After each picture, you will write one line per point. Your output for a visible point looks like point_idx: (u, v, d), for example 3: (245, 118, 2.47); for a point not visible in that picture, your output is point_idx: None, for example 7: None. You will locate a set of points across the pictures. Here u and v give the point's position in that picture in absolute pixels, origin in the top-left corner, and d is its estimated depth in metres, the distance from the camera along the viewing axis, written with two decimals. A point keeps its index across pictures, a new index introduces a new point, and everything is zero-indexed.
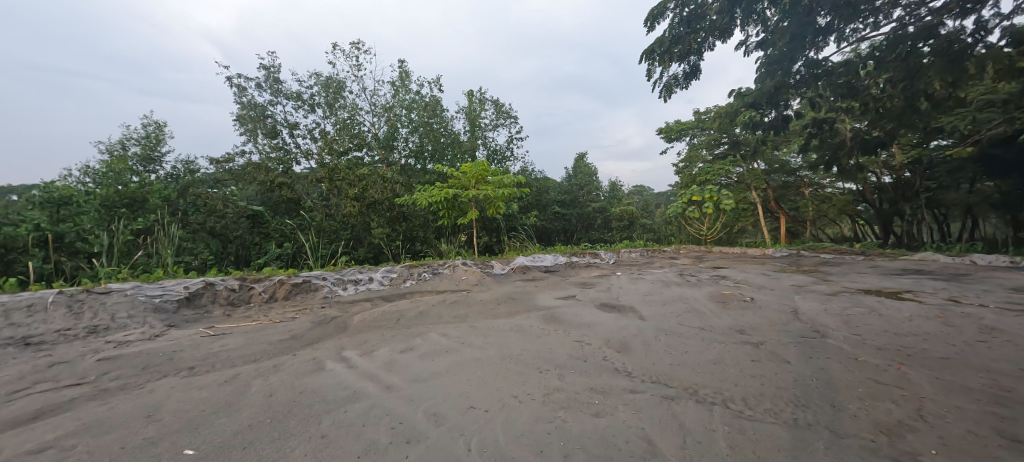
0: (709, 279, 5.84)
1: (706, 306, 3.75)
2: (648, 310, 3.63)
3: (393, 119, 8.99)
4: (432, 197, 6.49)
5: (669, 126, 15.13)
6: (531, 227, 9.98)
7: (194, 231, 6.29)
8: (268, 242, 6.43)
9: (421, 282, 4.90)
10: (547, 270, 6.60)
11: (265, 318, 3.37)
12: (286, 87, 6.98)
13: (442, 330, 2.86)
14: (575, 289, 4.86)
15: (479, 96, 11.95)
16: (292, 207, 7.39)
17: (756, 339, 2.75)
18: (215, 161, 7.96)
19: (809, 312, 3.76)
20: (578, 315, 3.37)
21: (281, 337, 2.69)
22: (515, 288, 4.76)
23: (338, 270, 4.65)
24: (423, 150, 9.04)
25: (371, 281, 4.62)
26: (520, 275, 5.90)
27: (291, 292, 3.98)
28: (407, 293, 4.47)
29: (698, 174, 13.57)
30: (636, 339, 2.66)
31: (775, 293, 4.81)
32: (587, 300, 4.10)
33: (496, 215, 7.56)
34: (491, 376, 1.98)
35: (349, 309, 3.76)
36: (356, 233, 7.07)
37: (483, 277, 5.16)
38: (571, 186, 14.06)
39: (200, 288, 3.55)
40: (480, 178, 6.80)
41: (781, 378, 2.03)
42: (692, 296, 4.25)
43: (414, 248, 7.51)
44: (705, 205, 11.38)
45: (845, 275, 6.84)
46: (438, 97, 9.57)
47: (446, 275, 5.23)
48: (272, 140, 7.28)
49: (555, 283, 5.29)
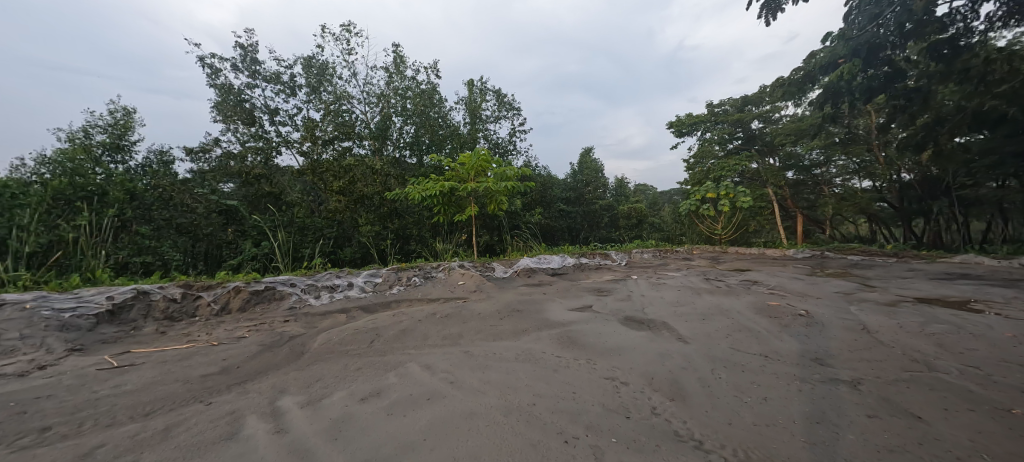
0: (740, 286, 5.11)
1: (758, 323, 3.03)
2: (687, 328, 2.91)
3: (387, 108, 8.26)
4: (426, 191, 5.78)
5: (679, 120, 14.38)
6: (535, 225, 9.26)
7: (157, 228, 5.58)
8: (241, 239, 5.72)
9: (411, 288, 4.21)
10: (554, 273, 5.88)
11: (207, 337, 2.66)
12: (265, 68, 6.22)
13: (426, 359, 2.15)
14: (590, 297, 4.16)
15: (480, 86, 11.19)
16: (272, 203, 6.67)
17: (849, 376, 2.03)
18: (191, 151, 7.22)
19: (883, 330, 3.04)
20: (601, 335, 2.66)
21: (204, 372, 1.98)
22: (519, 296, 4.05)
23: (312, 274, 3.97)
24: (419, 142, 8.31)
25: (351, 287, 3.93)
26: (524, 279, 5.20)
27: (248, 302, 3.28)
28: (392, 303, 3.77)
29: (711, 169, 12.80)
30: (689, 376, 1.95)
31: (827, 303, 4.08)
32: (607, 313, 3.39)
33: (498, 212, 6.84)
34: (489, 453, 1.27)
35: (316, 325, 3.05)
36: (342, 231, 6.38)
37: (482, 283, 4.46)
38: (576, 183, 13.26)
39: (130, 299, 2.87)
40: (481, 170, 6.09)
41: (936, 455, 1.32)
42: (734, 308, 3.53)
43: (407, 248, 6.81)
44: (722, 202, 10.65)
45: (890, 281, 6.09)
46: (436, 85, 8.85)
47: (440, 280, 4.53)
48: (250, 128, 6.43)
49: (566, 290, 4.58)
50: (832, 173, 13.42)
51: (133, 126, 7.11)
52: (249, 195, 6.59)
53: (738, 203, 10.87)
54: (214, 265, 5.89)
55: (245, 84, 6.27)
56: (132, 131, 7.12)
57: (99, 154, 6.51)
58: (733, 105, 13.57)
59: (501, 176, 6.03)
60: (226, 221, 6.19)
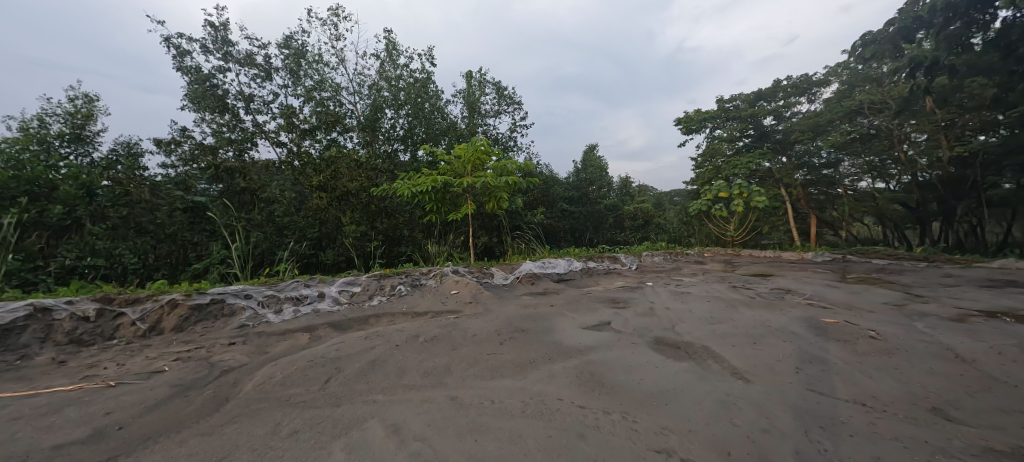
0: (773, 296, 4.47)
1: (825, 350, 2.40)
2: (738, 358, 2.28)
3: (377, 98, 7.63)
4: (417, 186, 5.13)
5: (687, 116, 13.76)
6: (538, 225, 8.62)
7: (113, 227, 4.93)
8: (208, 239, 5.05)
9: (396, 299, 3.56)
10: (561, 279, 5.24)
11: (115, 371, 2.02)
12: (239, 50, 5.59)
13: (394, 415, 1.51)
14: (606, 310, 3.52)
15: (478, 78, 10.53)
16: (249, 200, 6.02)
17: (1005, 446, 1.40)
18: (160, 143, 6.54)
19: (982, 358, 2.42)
20: (632, 369, 2.03)
21: (61, 440, 1.34)
22: (522, 309, 3.43)
23: (275, 283, 3.30)
24: (411, 135, 7.65)
25: (323, 299, 3.28)
26: (527, 286, 4.57)
27: (187, 320, 2.63)
28: (371, 319, 3.13)
29: (722, 168, 12.16)
30: (781, 448, 1.31)
31: (886, 319, 3.45)
32: (631, 334, 2.75)
33: (498, 210, 6.21)
34: None
35: (266, 351, 2.41)
36: (324, 231, 5.74)
37: (478, 293, 3.81)
38: (579, 181, 12.60)
39: (22, 320, 2.21)
40: (479, 163, 5.47)
41: None
42: (786, 327, 2.90)
43: (396, 250, 6.15)
44: (736, 202, 10.02)
45: (934, 289, 5.46)
46: (432, 74, 8.20)
47: (430, 288, 3.88)
48: (223, 117, 5.74)
49: (576, 301, 3.93)
50: (847, 173, 12.53)
51: (95, 116, 6.46)
52: (223, 191, 5.95)
53: (752, 203, 10.25)
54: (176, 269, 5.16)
55: (216, 67, 5.62)
56: (95, 120, 6.51)
57: (54, 145, 5.85)
58: (744, 100, 12.96)
59: (500, 171, 5.32)
60: (192, 220, 5.48)
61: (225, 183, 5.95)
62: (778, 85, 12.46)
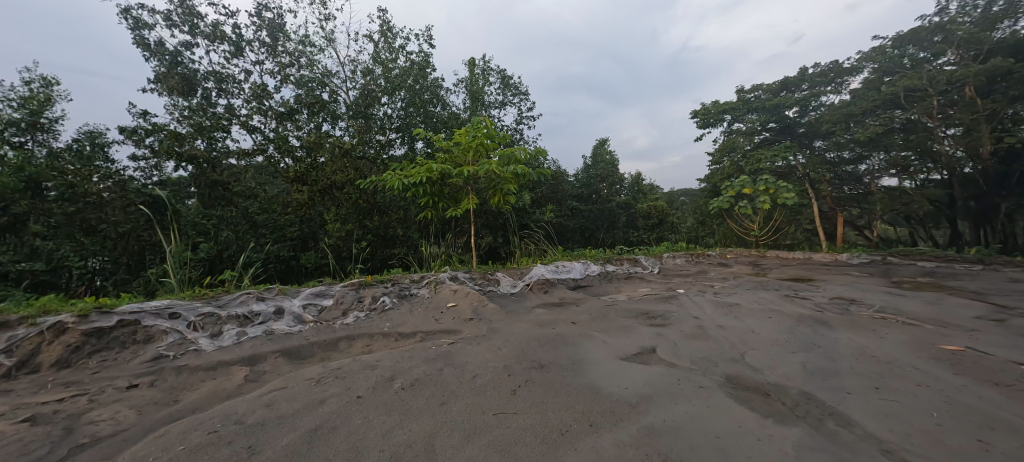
0: (839, 309, 3.69)
1: (995, 405, 1.62)
2: (872, 419, 1.52)
3: (369, 82, 6.88)
4: (410, 177, 4.38)
5: (705, 108, 12.90)
6: (548, 224, 7.81)
7: (55, 225, 4.21)
8: (152, 235, 4.16)
9: (377, 315, 2.81)
10: (577, 286, 4.48)
11: None
12: (208, 22, 4.89)
13: None
14: (644, 330, 2.76)
15: (481, 66, 9.73)
16: (222, 195, 5.32)
17: None
18: (126, 131, 5.82)
19: None
20: (726, 448, 1.27)
21: None
22: (537, 329, 2.68)
23: (217, 295, 2.55)
24: (407, 126, 6.95)
25: (281, 317, 2.54)
26: (540, 296, 3.82)
27: (78, 351, 1.91)
28: (340, 345, 2.40)
29: (744, 162, 11.28)
30: None
31: (1009, 342, 2.67)
32: (691, 370, 2.00)
33: (504, 206, 5.44)
34: None
35: (176, 401, 1.68)
36: (305, 230, 5.04)
37: (481, 306, 3.07)
38: (589, 178, 11.78)
39: None
40: (483, 150, 4.68)
41: None
42: (899, 360, 2.13)
43: (389, 252, 5.42)
44: (763, 199, 9.18)
45: (1017, 299, 4.63)
46: (430, 56, 7.44)
47: (421, 300, 3.14)
48: (191, 100, 5.02)
49: (603, 316, 3.17)
50: (874, 169, 11.23)
51: (53, 101, 5.74)
52: (195, 183, 5.23)
53: (780, 200, 9.42)
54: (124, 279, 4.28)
55: (182, 42, 4.90)
56: (54, 106, 5.81)
57: (4, 132, 5.16)
58: (767, 90, 12.10)
59: (507, 160, 4.50)
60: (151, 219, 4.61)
61: (197, 173, 5.25)
62: (804, 74, 11.58)
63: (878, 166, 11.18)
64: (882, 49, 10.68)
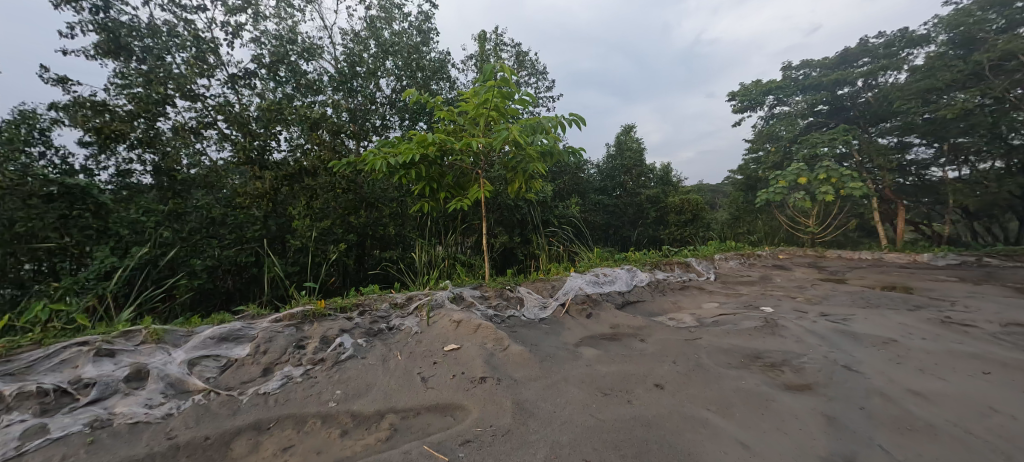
0: None
1: None
2: None
3: (358, 48, 5.71)
4: (397, 155, 3.21)
5: (744, 88, 11.49)
6: (574, 220, 6.58)
7: None
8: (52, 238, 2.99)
9: (322, 372, 1.66)
10: (627, 304, 3.28)
11: None
12: None
13: None
14: (793, 407, 1.54)
15: (493, 41, 8.50)
16: (169, 186, 4.23)
17: None
18: (57, 107, 4.58)
19: None
20: None
21: None
22: (601, 407, 1.46)
23: (15, 352, 1.45)
24: (404, 101, 5.85)
25: (138, 388, 1.40)
26: (581, 323, 2.63)
27: None
28: (233, 450, 1.24)
29: (796, 148, 9.79)
30: None
31: None
32: None
33: (526, 195, 4.24)
34: None
35: None
36: (271, 228, 3.93)
37: (498, 353, 1.89)
38: (614, 168, 10.43)
39: None
40: (497, 119, 3.48)
41: None
42: None
43: (378, 256, 4.31)
44: (825, 190, 7.76)
45: None
46: (433, 18, 6.26)
47: (403, 340, 1.98)
48: (127, 63, 4.08)
49: (696, 365, 1.96)
50: (933, 157, 9.86)
51: None
52: (154, 175, 4.25)
53: (843, 191, 8.04)
54: (16, 285, 2.91)
55: None
56: None
57: None
58: (819, 66, 10.62)
59: (531, 130, 3.26)
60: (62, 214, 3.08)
61: (156, 162, 4.22)
62: (865, 45, 10.06)
63: (928, 157, 9.91)
64: (968, 11, 8.86)
